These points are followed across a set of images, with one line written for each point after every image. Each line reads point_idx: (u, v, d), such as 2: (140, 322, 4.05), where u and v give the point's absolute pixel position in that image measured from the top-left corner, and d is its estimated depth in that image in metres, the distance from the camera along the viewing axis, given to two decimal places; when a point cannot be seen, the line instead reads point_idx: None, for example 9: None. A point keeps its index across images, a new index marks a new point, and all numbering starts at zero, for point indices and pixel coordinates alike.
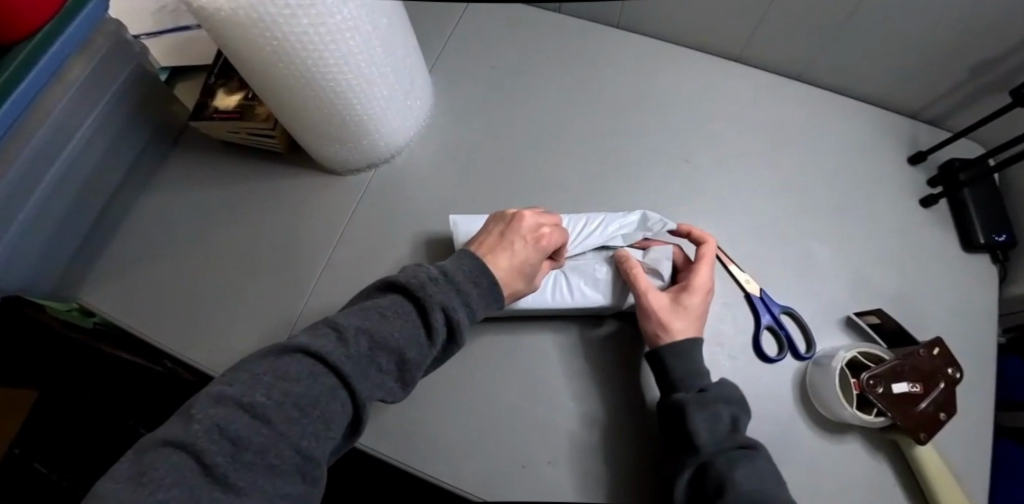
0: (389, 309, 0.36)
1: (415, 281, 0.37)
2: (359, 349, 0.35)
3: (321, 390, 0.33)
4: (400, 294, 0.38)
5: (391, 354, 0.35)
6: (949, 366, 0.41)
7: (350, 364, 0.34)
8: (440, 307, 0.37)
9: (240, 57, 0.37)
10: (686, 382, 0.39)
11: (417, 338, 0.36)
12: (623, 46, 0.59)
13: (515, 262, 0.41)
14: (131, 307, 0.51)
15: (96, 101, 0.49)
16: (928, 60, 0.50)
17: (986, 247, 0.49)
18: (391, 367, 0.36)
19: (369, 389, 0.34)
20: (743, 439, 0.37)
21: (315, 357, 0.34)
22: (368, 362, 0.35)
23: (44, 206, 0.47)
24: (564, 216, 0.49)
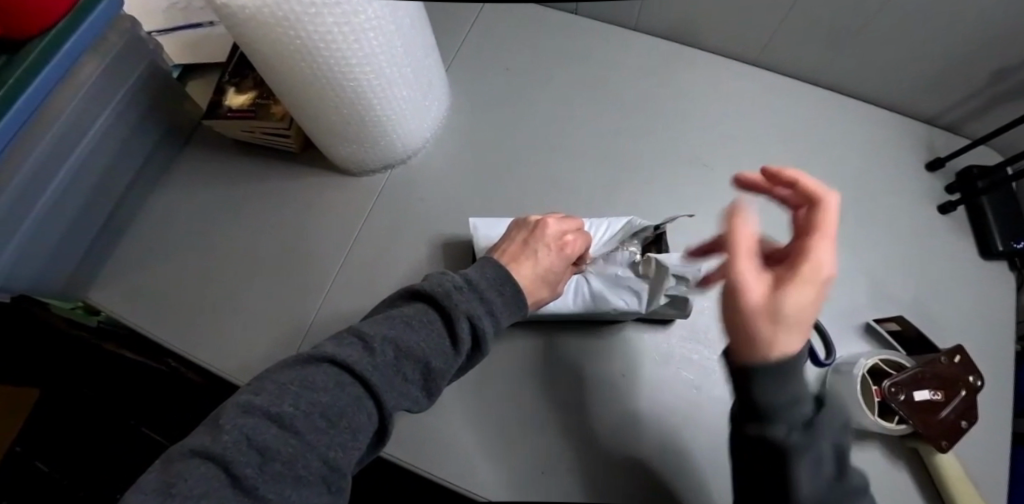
0: (414, 318, 0.36)
1: (439, 290, 0.36)
2: (384, 358, 0.34)
3: (347, 400, 0.32)
4: (425, 301, 0.37)
5: (417, 363, 0.35)
6: (971, 374, 0.40)
7: (376, 373, 0.33)
8: (466, 316, 0.36)
9: (261, 55, 0.36)
10: None
11: (443, 347, 0.35)
12: (639, 48, 0.58)
13: (538, 269, 0.41)
14: (143, 307, 0.50)
15: (108, 100, 0.48)
16: (949, 66, 0.50)
17: (1004, 254, 0.49)
18: (417, 377, 0.35)
19: (395, 399, 0.34)
20: None
21: (341, 366, 0.33)
22: (393, 371, 0.34)
23: (55, 205, 0.47)
24: (585, 220, 0.49)
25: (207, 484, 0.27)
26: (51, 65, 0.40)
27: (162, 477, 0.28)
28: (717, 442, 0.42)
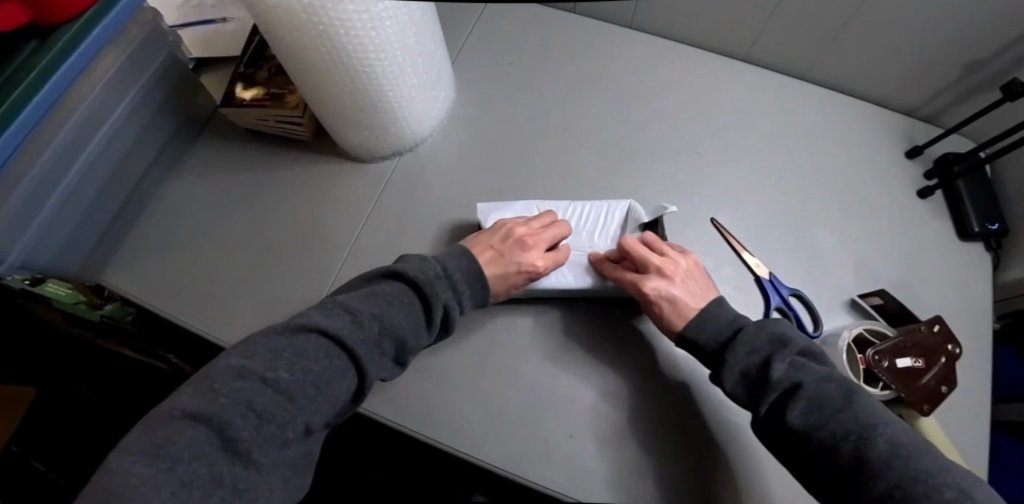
0: (397, 298, 0.39)
1: (423, 275, 0.40)
2: (370, 334, 0.37)
3: (335, 369, 0.35)
4: (404, 282, 0.40)
5: (395, 339, 0.38)
6: (949, 343, 0.43)
7: (362, 347, 0.36)
8: (443, 304, 0.41)
9: (284, 39, 0.39)
10: (713, 339, 0.40)
11: (419, 322, 0.40)
12: (634, 45, 0.61)
13: (504, 283, 0.45)
14: (158, 289, 0.52)
15: (129, 89, 0.50)
16: (926, 59, 0.53)
17: (980, 235, 0.52)
18: (393, 349, 0.39)
19: (375, 369, 0.37)
20: (779, 382, 0.36)
21: (329, 334, 0.35)
22: (375, 346, 0.37)
23: (75, 189, 0.49)
24: (588, 205, 0.51)
25: (226, 435, 0.30)
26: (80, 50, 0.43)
27: (152, 435, 0.28)
28: (716, 414, 0.44)
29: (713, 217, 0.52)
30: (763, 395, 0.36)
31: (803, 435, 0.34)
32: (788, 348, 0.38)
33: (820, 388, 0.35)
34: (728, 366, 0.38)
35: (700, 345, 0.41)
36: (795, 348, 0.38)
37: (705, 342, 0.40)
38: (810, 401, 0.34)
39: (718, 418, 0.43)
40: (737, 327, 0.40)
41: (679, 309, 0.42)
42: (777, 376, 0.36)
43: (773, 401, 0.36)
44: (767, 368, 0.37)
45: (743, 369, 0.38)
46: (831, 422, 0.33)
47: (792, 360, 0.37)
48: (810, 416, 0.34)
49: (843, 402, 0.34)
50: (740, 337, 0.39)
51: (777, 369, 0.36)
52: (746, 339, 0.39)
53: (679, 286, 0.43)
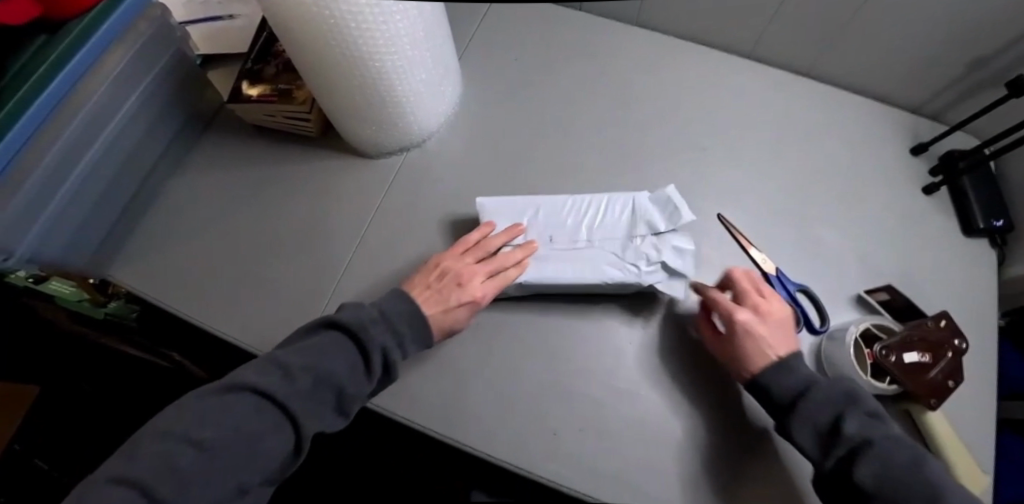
0: (328, 347, 0.40)
1: (357, 323, 0.41)
2: (303, 386, 0.38)
3: (263, 426, 0.36)
4: (341, 331, 0.41)
5: (332, 389, 0.39)
6: (956, 338, 0.43)
7: (295, 401, 0.37)
8: (381, 350, 0.41)
9: (295, 34, 0.39)
10: (782, 388, 0.40)
11: (357, 369, 0.40)
12: (640, 42, 0.61)
13: (444, 318, 0.44)
14: (165, 283, 0.52)
15: (137, 85, 0.50)
16: (931, 57, 0.53)
17: (985, 231, 0.52)
18: (332, 397, 0.39)
19: (312, 419, 0.38)
20: (851, 440, 0.36)
21: (260, 390, 0.37)
22: (310, 397, 0.38)
23: (83, 185, 0.49)
24: (591, 199, 0.50)
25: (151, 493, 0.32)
26: (87, 46, 0.43)
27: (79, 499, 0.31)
28: (724, 410, 0.44)
29: (719, 213, 0.52)
30: (839, 452, 0.36)
31: (874, 495, 0.34)
32: (857, 405, 0.38)
33: (890, 449, 0.35)
34: (799, 416, 0.38)
35: (771, 392, 0.40)
36: (864, 407, 0.38)
37: (777, 393, 0.40)
38: (880, 460, 0.35)
39: (726, 414, 0.44)
40: (811, 380, 0.40)
41: (760, 351, 0.41)
42: (849, 431, 0.36)
43: (843, 458, 0.36)
44: (839, 423, 0.37)
45: (813, 422, 0.38)
46: (904, 485, 0.34)
47: (862, 418, 0.37)
48: (881, 478, 0.34)
49: (911, 467, 0.34)
50: (813, 389, 0.39)
51: (851, 426, 0.36)
52: (820, 392, 0.38)
53: (772, 328, 0.42)
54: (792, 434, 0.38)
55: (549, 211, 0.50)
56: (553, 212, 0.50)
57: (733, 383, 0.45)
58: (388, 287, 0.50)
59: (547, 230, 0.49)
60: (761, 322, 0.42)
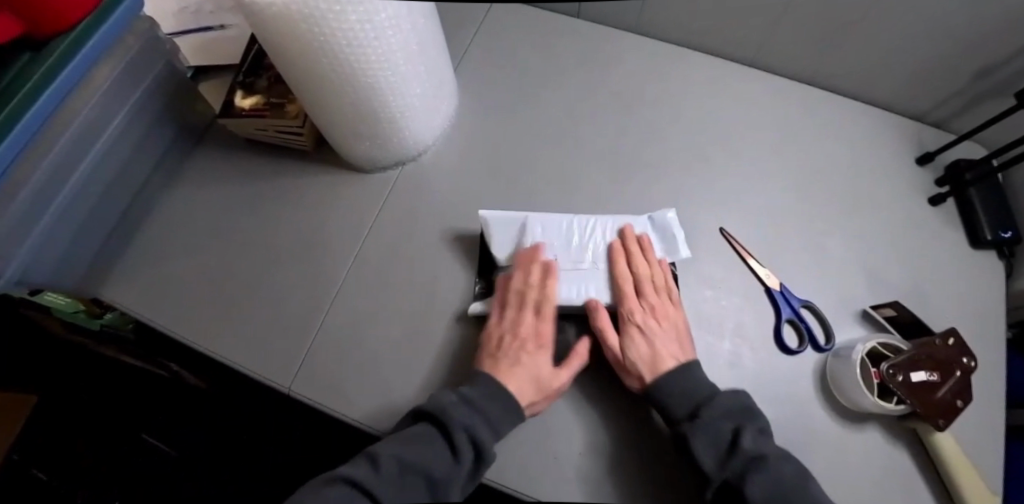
0: (417, 433, 0.39)
1: (437, 406, 0.40)
2: (391, 473, 0.37)
3: None
4: (435, 422, 0.39)
5: (420, 476, 0.37)
6: (964, 355, 0.42)
7: (382, 488, 0.37)
8: (465, 431, 0.38)
9: (285, 51, 0.38)
10: (685, 400, 0.40)
11: (445, 459, 0.38)
12: (641, 50, 0.60)
13: (533, 382, 0.41)
14: (157, 302, 0.51)
15: (126, 100, 0.49)
16: (937, 65, 0.52)
17: (992, 243, 0.51)
18: (423, 485, 0.37)
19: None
20: (749, 451, 0.37)
21: (355, 483, 0.37)
22: (399, 485, 0.37)
23: (72, 203, 0.48)
24: (590, 216, 0.49)
25: None
26: (70, 65, 0.42)
27: None
28: None
29: (722, 227, 0.51)
30: (727, 467, 0.37)
31: None
32: (751, 423, 0.39)
33: (781, 465, 0.36)
34: (699, 426, 0.38)
35: (668, 405, 0.40)
36: (756, 422, 0.39)
37: (672, 405, 0.40)
38: (772, 478, 0.35)
39: None
40: (713, 390, 0.41)
41: (676, 353, 0.42)
42: (746, 446, 0.37)
43: (737, 473, 0.36)
44: (737, 435, 0.38)
45: (711, 434, 0.38)
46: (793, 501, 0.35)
47: (756, 434, 0.38)
48: (773, 493, 0.35)
49: (800, 484, 0.36)
50: (713, 402, 0.39)
51: (747, 440, 0.37)
52: (717, 405, 0.39)
53: (667, 331, 0.43)
54: (692, 446, 0.37)
55: (557, 230, 0.48)
56: (561, 233, 0.48)
57: None
58: (384, 305, 0.49)
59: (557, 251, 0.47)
60: (660, 322, 0.43)
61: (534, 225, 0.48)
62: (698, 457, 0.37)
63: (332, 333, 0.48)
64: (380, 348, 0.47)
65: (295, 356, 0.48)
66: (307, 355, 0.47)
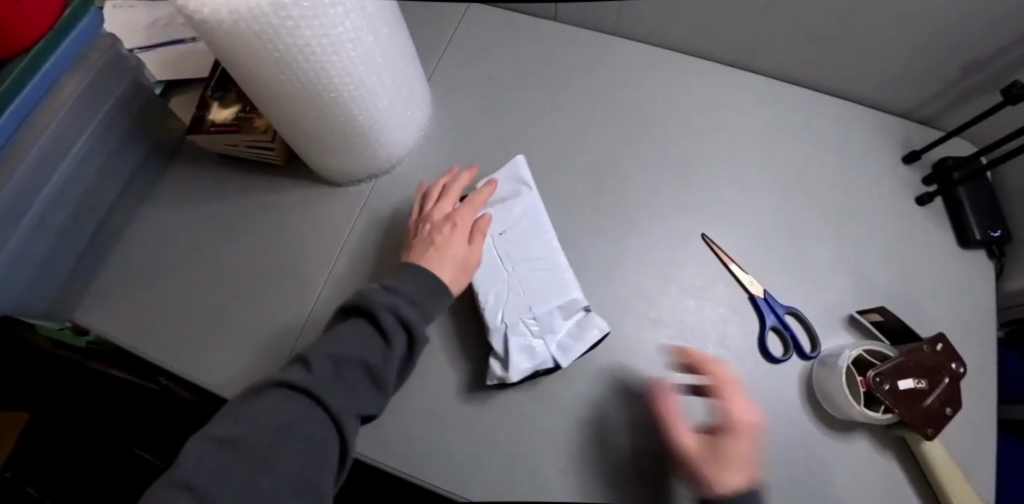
0: (350, 331, 0.37)
1: (366, 298, 0.39)
2: (330, 369, 0.35)
3: (298, 411, 0.33)
4: (365, 315, 0.39)
5: (358, 366, 0.36)
6: (952, 361, 0.41)
7: (322, 385, 0.35)
8: (392, 312, 0.38)
9: (243, 69, 0.36)
10: None
11: (376, 344, 0.37)
12: (618, 53, 0.59)
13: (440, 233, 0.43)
14: (129, 327, 0.50)
15: (90, 120, 0.48)
16: (921, 61, 0.50)
17: (982, 243, 0.49)
18: (364, 381, 0.36)
19: (348, 405, 0.35)
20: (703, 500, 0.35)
21: (293, 386, 0.34)
22: (340, 378, 0.35)
23: (38, 228, 0.46)
24: (554, 245, 0.47)
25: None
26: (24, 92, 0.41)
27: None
28: None
29: (703, 233, 0.50)
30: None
31: None
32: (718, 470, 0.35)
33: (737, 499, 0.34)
34: None
35: None
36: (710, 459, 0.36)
37: None
38: None
39: None
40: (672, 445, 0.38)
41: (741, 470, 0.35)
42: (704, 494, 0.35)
43: None
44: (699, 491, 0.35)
45: None
46: None
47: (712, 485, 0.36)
48: None
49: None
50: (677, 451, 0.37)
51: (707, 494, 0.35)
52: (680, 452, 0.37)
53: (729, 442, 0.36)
54: None
55: (538, 218, 0.48)
56: (539, 220, 0.48)
57: None
58: None
59: (525, 234, 0.47)
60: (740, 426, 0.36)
61: (525, 203, 0.48)
62: None
63: (307, 355, 0.47)
64: None
65: (269, 377, 0.46)
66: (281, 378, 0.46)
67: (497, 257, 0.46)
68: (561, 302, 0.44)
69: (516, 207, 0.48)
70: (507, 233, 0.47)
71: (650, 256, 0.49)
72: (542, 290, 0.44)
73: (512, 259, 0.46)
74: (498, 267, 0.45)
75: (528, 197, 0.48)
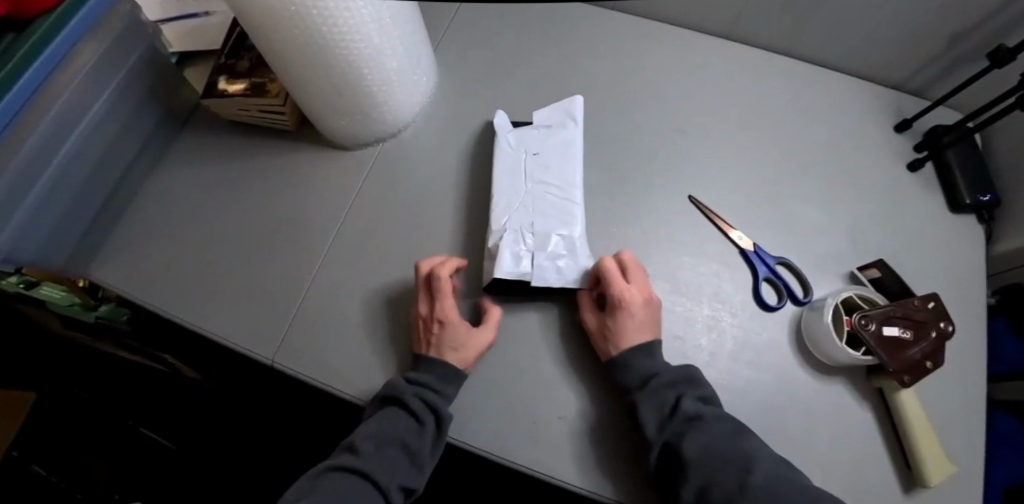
0: (385, 416, 0.42)
1: (391, 387, 0.43)
2: (370, 451, 0.41)
3: (351, 490, 0.40)
4: (399, 407, 0.42)
5: (395, 444, 0.41)
6: (942, 320, 0.42)
7: (367, 464, 0.41)
8: (415, 395, 0.41)
9: (257, 23, 0.38)
10: (625, 367, 0.41)
11: (411, 429, 0.41)
12: (617, 26, 0.60)
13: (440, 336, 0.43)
14: (140, 285, 0.52)
15: (106, 85, 0.50)
16: (908, 36, 0.51)
17: (971, 207, 0.50)
18: (402, 457, 0.42)
19: (389, 474, 0.41)
20: (687, 413, 0.39)
21: (344, 469, 0.41)
22: (382, 459, 0.41)
23: (53, 188, 0.48)
24: (576, 184, 0.49)
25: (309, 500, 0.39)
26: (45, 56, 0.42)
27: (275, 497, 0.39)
28: None
29: (691, 194, 0.51)
30: (665, 430, 0.39)
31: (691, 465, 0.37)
32: (693, 389, 0.41)
33: (713, 424, 0.38)
34: (648, 392, 0.40)
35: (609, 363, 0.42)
36: (699, 390, 0.40)
37: (629, 378, 0.41)
38: (705, 436, 0.38)
39: None
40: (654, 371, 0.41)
41: (640, 335, 0.42)
42: (685, 409, 0.39)
43: (675, 432, 0.38)
44: (678, 403, 0.40)
45: (659, 400, 0.40)
46: (723, 453, 0.36)
47: (697, 402, 0.40)
48: (704, 450, 0.37)
49: (730, 439, 0.37)
50: (661, 376, 0.41)
51: (686, 406, 0.39)
52: (666, 375, 0.41)
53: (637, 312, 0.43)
54: (639, 414, 0.40)
55: (571, 151, 0.50)
56: (570, 152, 0.50)
57: (714, 369, 0.44)
58: (363, 280, 0.50)
59: (554, 159, 0.50)
60: (642, 308, 0.43)
61: (566, 135, 0.51)
62: (643, 420, 0.39)
63: (313, 310, 0.49)
64: (361, 321, 0.48)
65: (278, 329, 0.48)
66: (288, 332, 0.48)
67: (522, 168, 0.50)
68: (562, 229, 0.47)
69: (557, 137, 0.51)
70: (541, 154, 0.51)
71: (646, 217, 0.50)
72: (549, 215, 0.47)
73: (535, 175, 0.49)
74: (519, 177, 0.49)
75: (569, 134, 0.51)
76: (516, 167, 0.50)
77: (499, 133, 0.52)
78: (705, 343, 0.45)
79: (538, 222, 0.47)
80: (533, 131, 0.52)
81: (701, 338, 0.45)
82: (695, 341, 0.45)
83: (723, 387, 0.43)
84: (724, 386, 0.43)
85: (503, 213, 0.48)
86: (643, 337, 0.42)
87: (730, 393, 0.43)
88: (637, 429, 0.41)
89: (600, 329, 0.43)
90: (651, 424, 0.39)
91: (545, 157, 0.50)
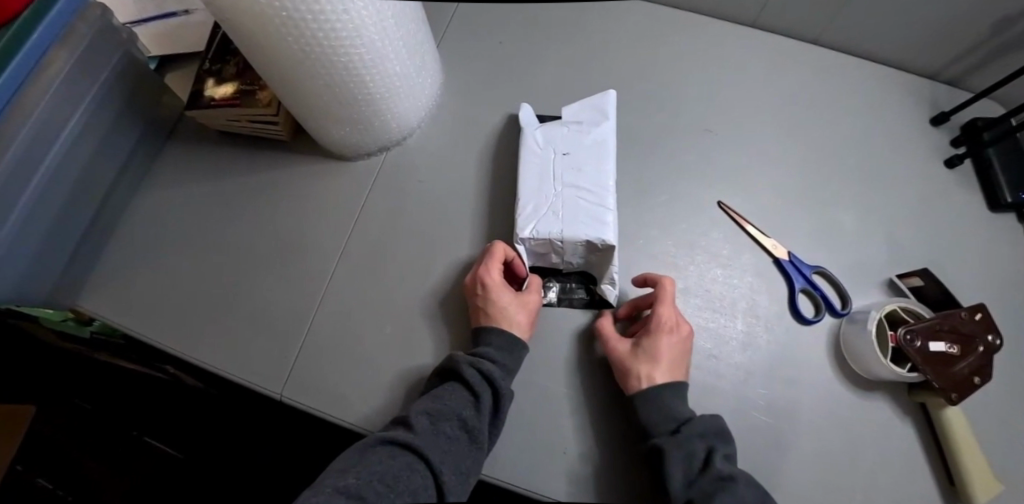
0: (440, 391, 0.39)
1: (450, 360, 0.40)
2: (425, 426, 0.37)
3: (401, 466, 0.35)
4: (457, 380, 0.40)
5: (451, 419, 0.38)
6: (990, 333, 0.40)
7: (422, 439, 0.37)
8: (471, 366, 0.39)
9: (243, 29, 0.34)
10: (645, 389, 0.38)
11: (468, 404, 0.38)
12: (633, 17, 0.56)
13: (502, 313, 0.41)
14: (136, 314, 0.48)
15: (80, 99, 0.45)
16: (947, 25, 0.47)
17: (1012, 206, 0.48)
18: (458, 434, 0.38)
19: (445, 453, 0.37)
20: (716, 471, 0.35)
21: (397, 443, 0.36)
22: (436, 435, 0.37)
23: (30, 215, 0.44)
24: (610, 188, 0.44)
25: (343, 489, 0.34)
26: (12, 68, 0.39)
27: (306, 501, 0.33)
28: (742, 419, 0.41)
29: (720, 200, 0.48)
30: (692, 488, 0.35)
31: None
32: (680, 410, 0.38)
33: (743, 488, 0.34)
34: (678, 441, 0.36)
35: (633, 391, 0.39)
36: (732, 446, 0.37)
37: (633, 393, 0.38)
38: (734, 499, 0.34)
39: (747, 423, 0.41)
40: (682, 421, 0.38)
41: (667, 371, 0.39)
42: (717, 466, 0.35)
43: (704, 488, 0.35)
44: (709, 457, 0.36)
45: (689, 450, 0.36)
46: None
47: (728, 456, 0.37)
48: None
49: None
50: (696, 420, 0.38)
51: (720, 462, 0.36)
52: (703, 422, 0.37)
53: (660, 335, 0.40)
54: (666, 466, 0.36)
55: (604, 151, 0.46)
56: (603, 152, 0.46)
57: (749, 388, 0.42)
58: (374, 302, 0.47)
59: (588, 159, 0.46)
60: (671, 343, 0.40)
61: (598, 133, 0.47)
62: (670, 474, 0.36)
63: (321, 337, 0.46)
64: (373, 346, 0.45)
65: (286, 357, 0.45)
66: (296, 361, 0.45)
67: (551, 169, 0.46)
68: (593, 235, 0.42)
69: (588, 135, 0.47)
70: (571, 154, 0.46)
71: (672, 228, 0.47)
72: (576, 220, 0.43)
73: (566, 177, 0.45)
74: (547, 179, 0.45)
75: (601, 132, 0.47)
76: (543, 169, 0.46)
77: (527, 130, 0.48)
78: (742, 362, 0.43)
79: (565, 230, 0.42)
80: (562, 128, 0.48)
81: (737, 355, 0.43)
82: (730, 360, 0.43)
83: (762, 408, 0.41)
84: (763, 407, 0.41)
85: (529, 218, 0.44)
86: (668, 377, 0.39)
87: (772, 414, 0.41)
88: (656, 479, 0.37)
89: (623, 359, 0.40)
90: (678, 480, 0.35)
91: (578, 158, 0.46)
